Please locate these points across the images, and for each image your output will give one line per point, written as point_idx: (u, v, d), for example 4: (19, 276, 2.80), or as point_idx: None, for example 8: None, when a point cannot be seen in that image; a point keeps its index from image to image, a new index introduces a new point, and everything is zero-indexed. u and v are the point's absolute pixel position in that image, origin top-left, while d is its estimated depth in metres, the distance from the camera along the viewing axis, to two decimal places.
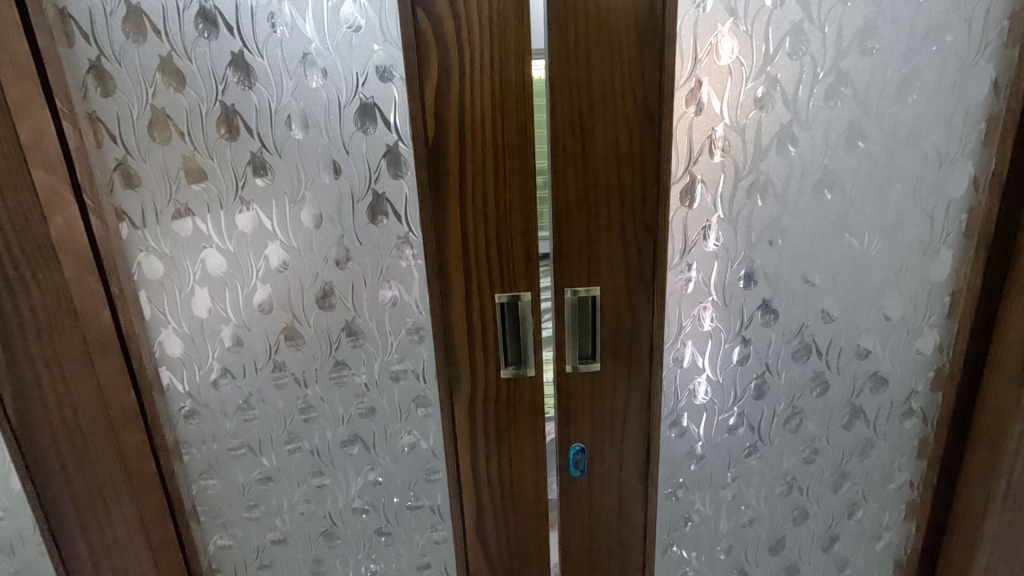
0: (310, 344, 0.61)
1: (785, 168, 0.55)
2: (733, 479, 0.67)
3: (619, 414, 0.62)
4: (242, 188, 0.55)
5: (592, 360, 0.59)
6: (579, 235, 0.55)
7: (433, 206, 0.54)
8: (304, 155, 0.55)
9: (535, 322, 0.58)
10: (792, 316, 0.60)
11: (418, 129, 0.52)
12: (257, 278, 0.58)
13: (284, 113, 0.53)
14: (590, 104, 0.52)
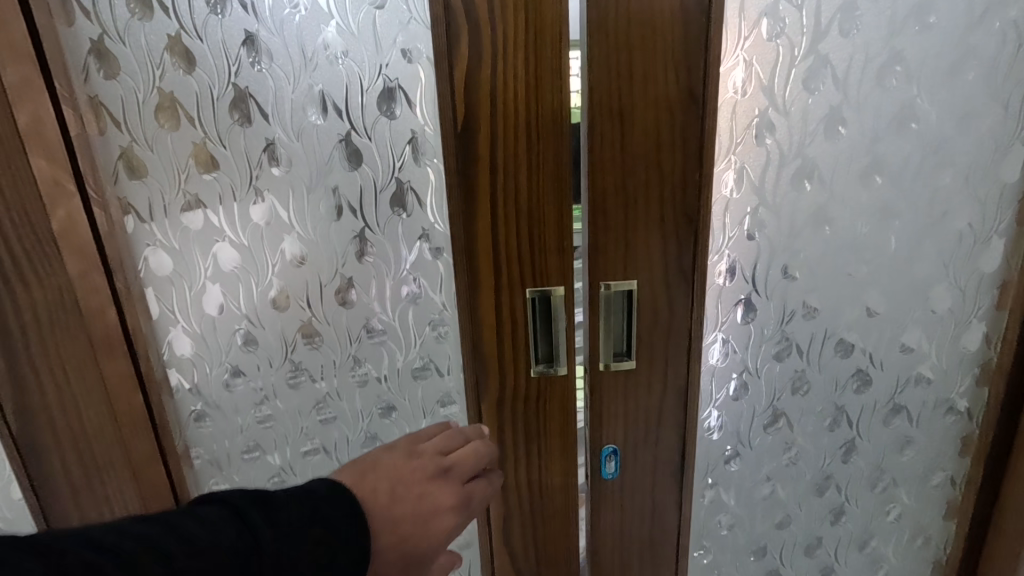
0: (328, 343, 0.57)
1: (833, 153, 0.52)
2: (769, 478, 0.65)
3: (654, 414, 0.59)
4: (257, 177, 0.52)
5: (626, 357, 0.56)
6: (616, 226, 0.52)
7: (462, 195, 0.51)
8: (323, 141, 0.51)
9: (567, 319, 0.55)
10: (835, 310, 0.58)
11: (447, 113, 0.49)
12: (272, 274, 0.55)
13: (302, 96, 0.50)
14: (630, 87, 0.48)
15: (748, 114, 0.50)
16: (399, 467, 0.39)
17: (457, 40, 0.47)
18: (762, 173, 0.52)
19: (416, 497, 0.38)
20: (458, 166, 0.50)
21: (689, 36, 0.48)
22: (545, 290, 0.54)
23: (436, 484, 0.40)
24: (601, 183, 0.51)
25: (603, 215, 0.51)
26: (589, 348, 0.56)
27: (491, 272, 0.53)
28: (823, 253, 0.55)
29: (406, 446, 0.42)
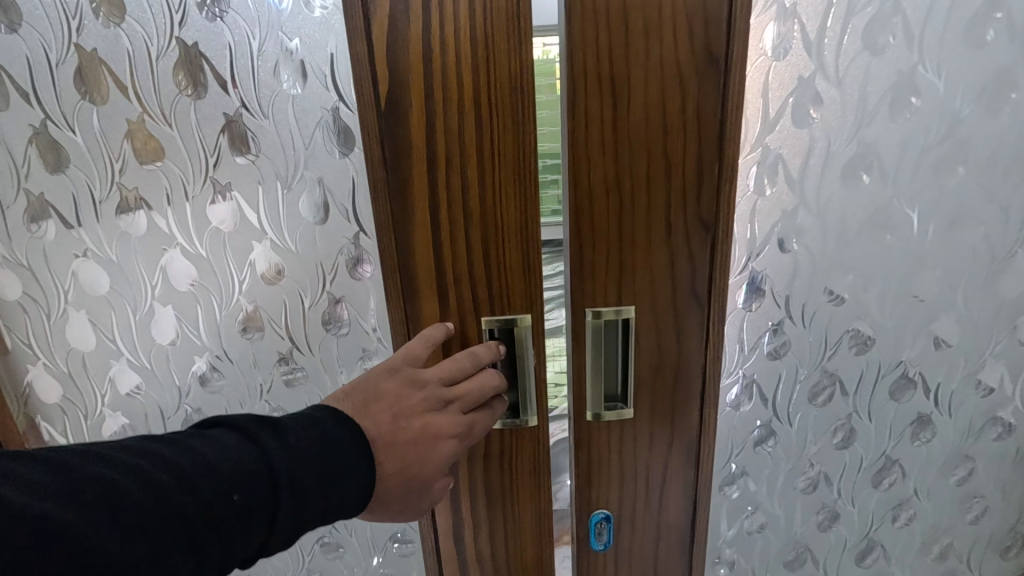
0: (233, 386, 0.47)
1: (898, 138, 0.39)
2: (799, 545, 0.52)
3: (658, 477, 0.46)
4: (121, 172, 0.42)
5: (622, 406, 0.43)
6: (606, 239, 0.39)
7: (390, 199, 0.38)
8: (204, 123, 0.40)
9: (538, 354, 0.42)
10: (893, 341, 0.45)
11: (365, 87, 0.36)
12: (154, 297, 0.45)
13: (179, 62, 0.39)
14: (624, 47, 0.35)
15: (780, 92, 0.38)
16: (400, 393, 0.35)
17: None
18: (804, 165, 0.40)
19: (417, 428, 0.35)
20: (387, 161, 0.37)
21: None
22: (508, 320, 0.41)
23: (437, 412, 0.36)
24: (584, 181, 0.37)
25: (588, 224, 0.38)
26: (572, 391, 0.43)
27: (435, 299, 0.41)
28: (884, 267, 0.42)
29: (407, 374, 0.36)
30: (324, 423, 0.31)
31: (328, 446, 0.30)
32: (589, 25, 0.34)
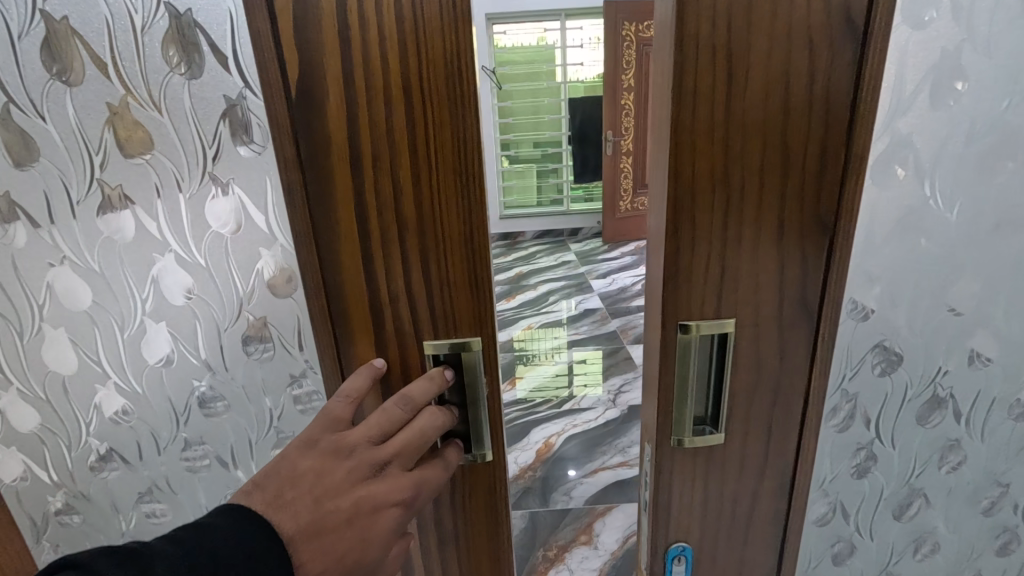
0: (137, 418, 0.87)
1: (992, 120, 0.67)
2: (864, 504, 0.86)
3: (742, 461, 0.67)
4: (10, 154, 0.70)
5: (711, 431, 0.65)
6: (717, 243, 0.57)
7: (320, 180, 0.56)
8: (82, 103, 0.67)
9: (473, 375, 0.65)
10: (932, 367, 0.79)
11: (279, 90, 0.53)
12: (62, 272, 0.76)
13: (66, 52, 0.65)
14: (758, 110, 0.52)
15: (917, 76, 0.64)
16: (322, 471, 0.56)
17: (318, 79, 0.53)
18: (926, 144, 0.67)
19: (350, 501, 0.56)
20: (301, 153, 0.56)
21: (795, 41, 0.50)
22: (454, 345, 0.63)
23: (372, 478, 0.58)
24: (700, 188, 0.54)
25: (699, 218, 0.55)
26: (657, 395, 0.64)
27: (369, 297, 0.61)
28: (885, 264, 0.73)
29: (336, 447, 0.58)
30: (214, 526, 0.50)
31: (212, 539, 0.50)
32: (701, 80, 0.51)
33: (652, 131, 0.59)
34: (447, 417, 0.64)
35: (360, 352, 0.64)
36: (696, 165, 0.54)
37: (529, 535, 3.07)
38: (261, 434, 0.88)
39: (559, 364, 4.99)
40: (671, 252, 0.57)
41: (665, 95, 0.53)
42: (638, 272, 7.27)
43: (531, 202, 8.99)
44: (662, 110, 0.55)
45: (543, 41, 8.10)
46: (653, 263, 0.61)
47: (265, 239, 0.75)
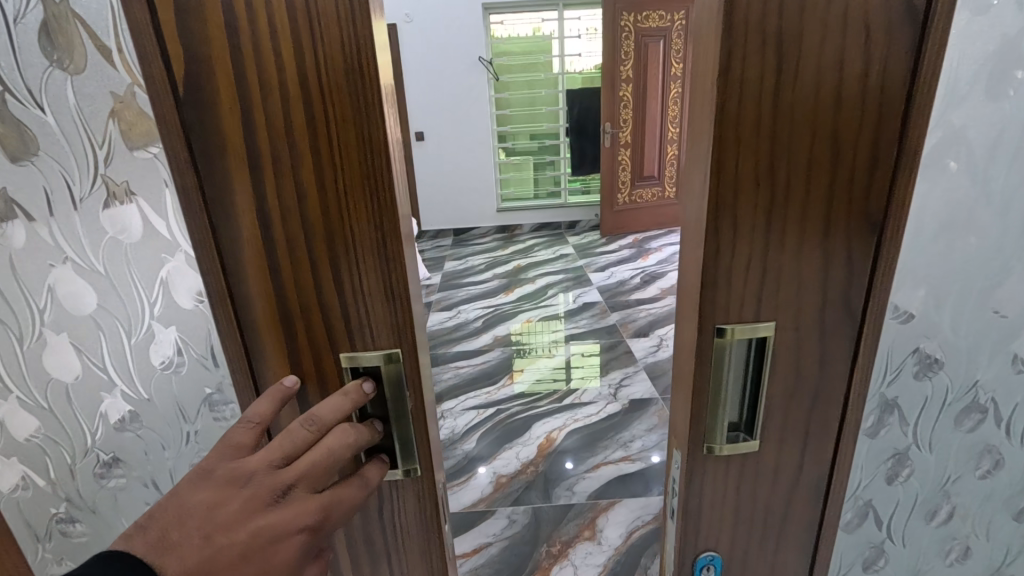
0: (46, 432, 0.88)
1: None
2: (895, 508, 0.81)
3: (771, 465, 0.73)
4: None
5: (749, 439, 0.71)
6: (756, 238, 0.60)
7: (218, 188, 0.57)
8: None
9: (394, 387, 0.67)
10: (974, 371, 0.74)
11: (165, 90, 0.53)
12: None
13: None
14: (804, 110, 0.55)
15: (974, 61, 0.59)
16: (211, 506, 0.54)
17: (210, 84, 0.53)
18: (978, 137, 0.63)
19: (243, 535, 0.54)
20: (195, 159, 0.56)
21: (849, 41, 0.53)
22: (370, 357, 0.65)
23: (271, 508, 0.56)
24: (743, 185, 0.58)
25: (740, 216, 0.59)
26: (692, 398, 0.69)
27: (275, 307, 0.62)
28: (932, 259, 0.67)
29: (232, 478, 0.55)
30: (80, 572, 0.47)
31: None
32: (746, 78, 0.53)
33: (687, 125, 0.62)
34: (361, 434, 0.64)
35: (271, 364, 0.65)
36: (739, 162, 0.57)
37: (530, 532, 3.08)
38: (178, 446, 0.91)
39: (558, 358, 5.01)
40: (711, 249, 0.60)
41: (708, 93, 0.56)
42: (638, 265, 7.28)
43: (529, 195, 8.97)
44: (703, 106, 0.57)
45: (540, 31, 8.06)
46: (691, 257, 0.64)
47: (166, 246, 0.79)
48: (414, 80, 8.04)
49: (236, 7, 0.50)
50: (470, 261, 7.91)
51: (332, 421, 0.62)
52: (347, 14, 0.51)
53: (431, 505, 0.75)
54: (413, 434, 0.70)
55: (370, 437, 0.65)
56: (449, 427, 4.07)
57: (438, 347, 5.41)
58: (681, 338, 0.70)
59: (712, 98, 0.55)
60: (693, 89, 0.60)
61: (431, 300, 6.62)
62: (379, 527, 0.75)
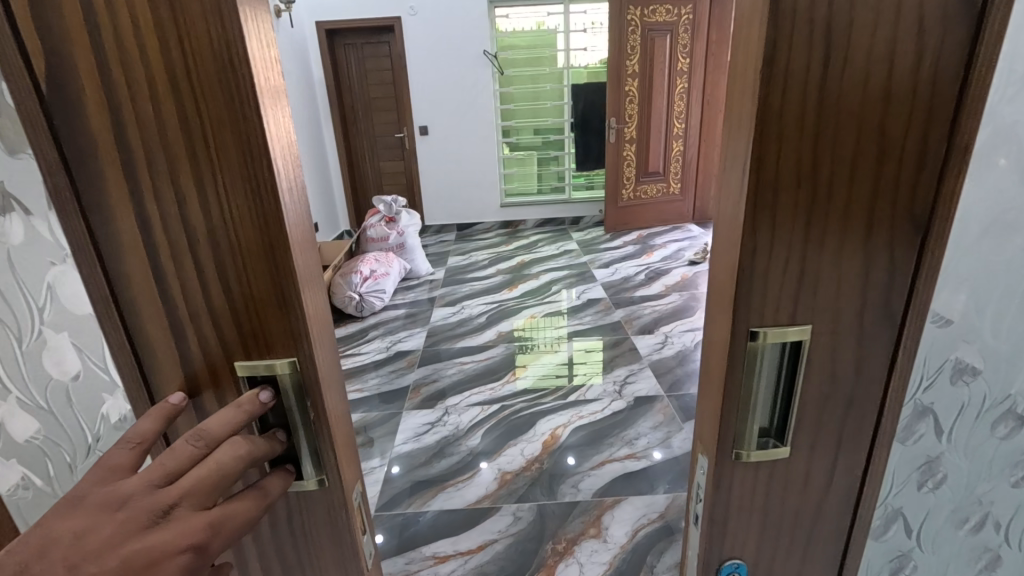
0: None
1: None
2: (924, 517, 0.80)
3: (801, 474, 0.71)
4: None
5: (780, 445, 0.69)
6: (796, 234, 0.58)
7: (94, 203, 0.57)
8: None
9: (294, 395, 0.66)
10: (1010, 378, 0.73)
11: (29, 92, 0.52)
12: None
13: None
14: (851, 105, 0.53)
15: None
16: (89, 527, 0.51)
17: (77, 84, 0.52)
18: None
19: (119, 558, 0.51)
20: (72, 173, 0.56)
21: (900, 33, 0.51)
22: (266, 366, 0.64)
23: (151, 527, 0.53)
24: (784, 182, 0.56)
25: (780, 217, 0.57)
26: (721, 402, 0.67)
27: (164, 314, 0.62)
28: (978, 262, 0.65)
29: (117, 498, 0.53)
30: None
31: None
32: (791, 68, 0.52)
33: (725, 118, 0.60)
34: (256, 445, 0.62)
35: (164, 376, 0.65)
36: (777, 159, 0.55)
37: (536, 528, 3.07)
38: (79, 453, 0.91)
39: (561, 355, 5.00)
40: (749, 247, 0.59)
41: (748, 87, 0.54)
42: (643, 262, 7.26)
43: (533, 190, 8.96)
44: (743, 100, 0.56)
45: (544, 26, 7.91)
46: (727, 253, 0.62)
47: (52, 253, 0.79)
48: (418, 74, 8.03)
49: (96, 7, 0.49)
50: (473, 256, 7.89)
51: (223, 434, 0.60)
52: (215, 17, 0.50)
53: (344, 516, 0.75)
54: (319, 444, 0.70)
55: (268, 449, 0.64)
56: (452, 424, 4.06)
57: (441, 343, 5.41)
58: (713, 337, 0.68)
59: (754, 89, 0.53)
60: (733, 81, 0.58)
61: (434, 295, 6.61)
62: (289, 538, 0.75)
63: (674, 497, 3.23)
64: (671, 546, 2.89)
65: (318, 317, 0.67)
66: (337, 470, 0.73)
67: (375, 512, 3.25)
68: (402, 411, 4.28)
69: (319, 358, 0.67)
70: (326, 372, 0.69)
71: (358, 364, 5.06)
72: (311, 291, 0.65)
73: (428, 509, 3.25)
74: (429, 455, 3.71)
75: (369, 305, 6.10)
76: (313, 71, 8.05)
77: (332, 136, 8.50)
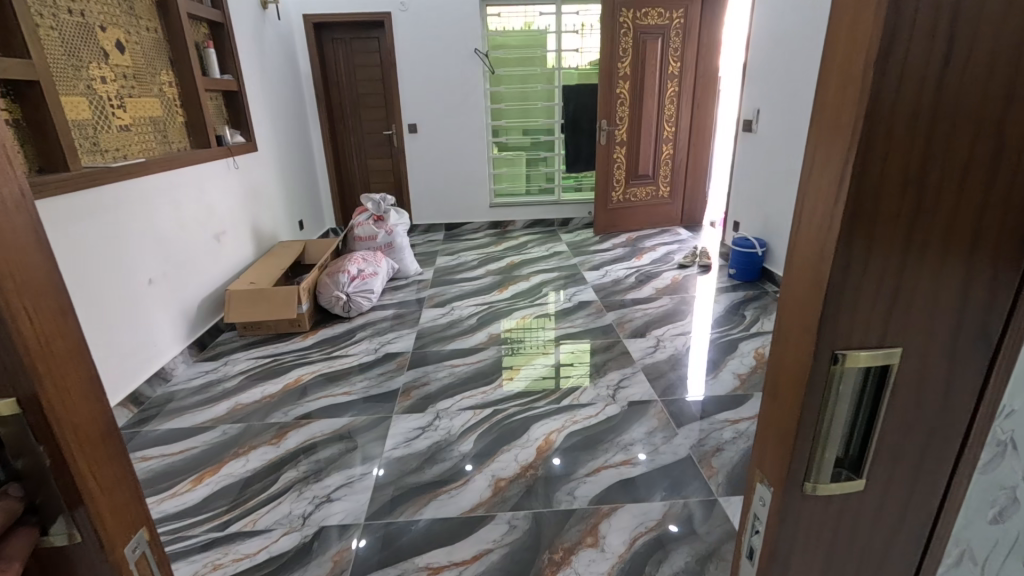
0: None
1: None
2: (988, 547, 0.76)
3: (873, 511, 0.65)
4: None
5: (856, 478, 0.64)
6: (896, 247, 0.52)
7: None
8: None
9: (17, 448, 0.60)
10: None
11: None
12: None
13: None
14: (969, 106, 0.47)
15: None
16: None
17: None
18: None
19: None
20: None
21: None
22: None
23: None
24: (886, 192, 0.50)
25: (877, 231, 0.51)
26: (793, 430, 0.62)
27: None
28: None
29: None
30: None
31: None
32: (909, 63, 0.45)
33: (810, 121, 0.54)
34: None
35: None
36: (882, 166, 0.49)
37: (532, 537, 3.00)
38: None
39: (552, 358, 4.95)
40: (843, 260, 0.52)
41: (853, 78, 0.48)
42: (633, 264, 7.26)
43: (521, 190, 8.90)
44: (846, 87, 0.49)
45: (534, 25, 7.84)
46: (802, 257, 0.57)
47: None
48: (408, 71, 7.93)
49: None
50: (463, 257, 7.81)
51: None
52: None
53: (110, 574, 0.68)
54: (60, 502, 0.63)
55: None
56: (444, 428, 3.98)
57: (430, 345, 5.31)
58: (785, 355, 0.62)
59: (866, 74, 0.47)
60: (828, 83, 0.52)
61: (423, 296, 6.52)
62: None
63: (671, 503, 3.19)
64: (670, 555, 2.85)
65: (68, 348, 0.61)
66: (101, 524, 0.66)
67: (366, 521, 3.14)
68: (392, 415, 4.18)
69: (62, 395, 0.60)
70: (78, 415, 0.63)
71: (344, 366, 4.95)
72: (43, 324, 0.58)
73: (421, 517, 3.16)
74: (420, 461, 3.62)
75: (357, 305, 5.97)
76: (300, 65, 7.92)
77: (319, 131, 8.35)
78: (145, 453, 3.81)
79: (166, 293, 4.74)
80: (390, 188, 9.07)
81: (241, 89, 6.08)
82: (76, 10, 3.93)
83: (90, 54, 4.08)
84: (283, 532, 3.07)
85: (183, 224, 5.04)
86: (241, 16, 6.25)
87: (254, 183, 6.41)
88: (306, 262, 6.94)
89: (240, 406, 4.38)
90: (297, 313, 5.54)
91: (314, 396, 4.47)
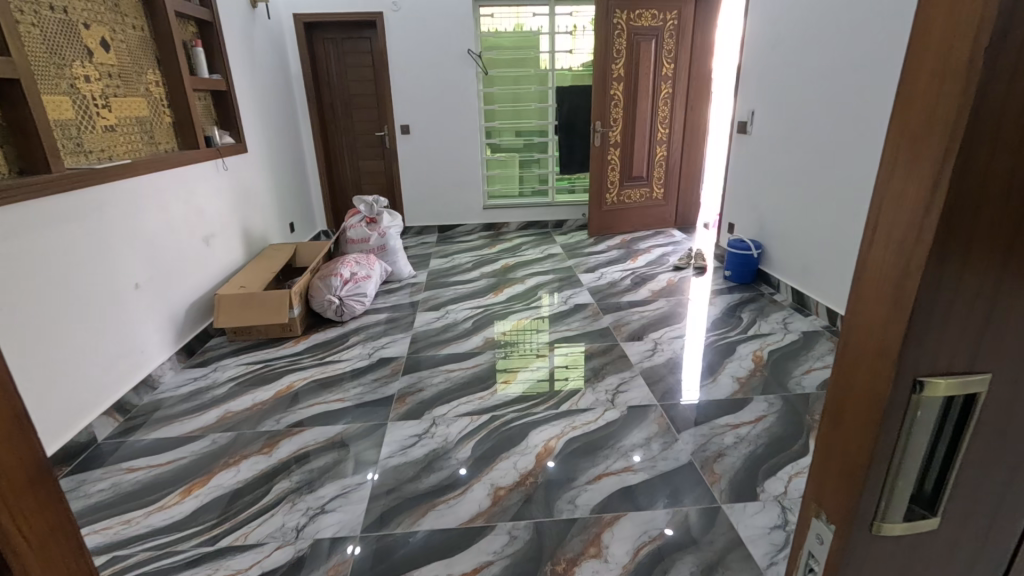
0: None
1: None
2: None
3: (946, 550, 0.60)
4: None
5: (929, 516, 0.58)
6: (996, 259, 0.46)
7: None
8: None
9: None
10: None
11: None
12: None
13: None
14: None
15: None
16: None
17: None
18: None
19: None
20: None
21: None
22: None
23: None
24: (987, 197, 0.43)
25: (975, 244, 0.45)
26: (864, 465, 0.55)
27: None
28: None
29: None
30: None
31: None
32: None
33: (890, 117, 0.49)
34: None
35: None
36: (986, 165, 0.42)
37: (534, 548, 2.93)
38: None
39: (548, 362, 4.88)
40: (932, 276, 0.46)
41: (958, 62, 0.41)
42: (628, 267, 7.23)
43: (515, 192, 8.84)
44: (945, 71, 0.42)
45: (526, 26, 7.79)
46: (877, 270, 0.51)
47: None
48: (400, 72, 7.84)
49: None
50: (456, 259, 7.73)
51: None
52: None
53: None
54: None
55: None
56: (441, 435, 3.89)
57: (424, 349, 5.23)
58: (853, 378, 0.56)
59: (971, 58, 0.40)
60: (914, 74, 0.46)
61: (416, 299, 6.43)
62: None
63: (674, 511, 3.13)
64: (676, 566, 2.79)
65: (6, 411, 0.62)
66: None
67: (363, 533, 3.05)
68: (387, 422, 4.09)
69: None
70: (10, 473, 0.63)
71: (337, 371, 4.85)
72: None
73: (419, 528, 3.07)
74: (418, 470, 3.53)
75: (350, 308, 5.87)
76: (291, 65, 7.81)
77: (310, 132, 8.24)
78: (131, 464, 3.68)
79: (153, 300, 4.61)
80: (382, 190, 8.96)
81: (230, 89, 5.95)
82: (59, 7, 3.82)
83: (73, 53, 3.96)
84: (276, 546, 2.97)
85: (173, 229, 4.92)
86: (230, 15, 6.13)
87: (243, 185, 6.28)
88: (297, 265, 6.81)
89: (230, 414, 4.26)
90: (289, 317, 5.42)
91: (307, 403, 4.37)
